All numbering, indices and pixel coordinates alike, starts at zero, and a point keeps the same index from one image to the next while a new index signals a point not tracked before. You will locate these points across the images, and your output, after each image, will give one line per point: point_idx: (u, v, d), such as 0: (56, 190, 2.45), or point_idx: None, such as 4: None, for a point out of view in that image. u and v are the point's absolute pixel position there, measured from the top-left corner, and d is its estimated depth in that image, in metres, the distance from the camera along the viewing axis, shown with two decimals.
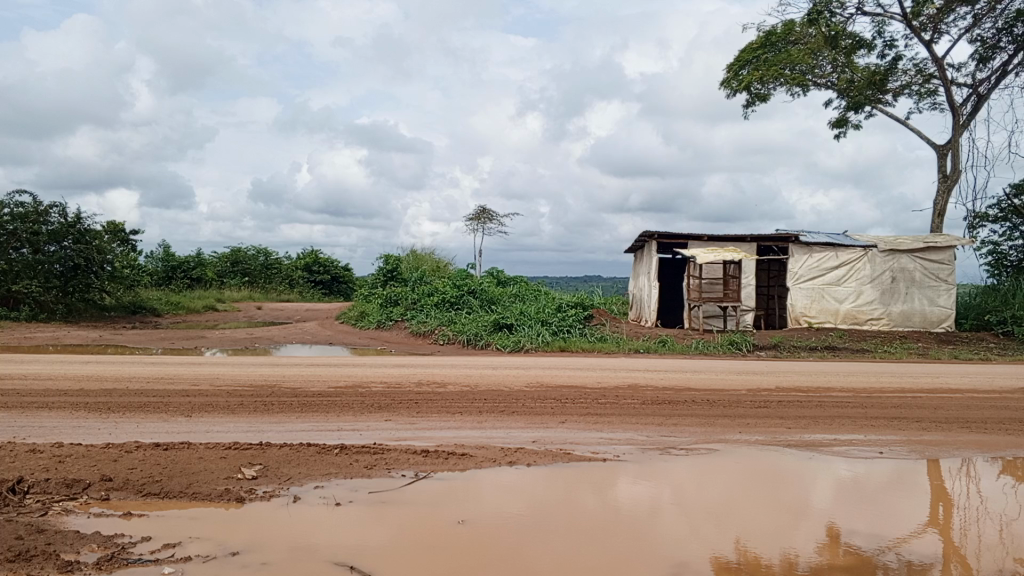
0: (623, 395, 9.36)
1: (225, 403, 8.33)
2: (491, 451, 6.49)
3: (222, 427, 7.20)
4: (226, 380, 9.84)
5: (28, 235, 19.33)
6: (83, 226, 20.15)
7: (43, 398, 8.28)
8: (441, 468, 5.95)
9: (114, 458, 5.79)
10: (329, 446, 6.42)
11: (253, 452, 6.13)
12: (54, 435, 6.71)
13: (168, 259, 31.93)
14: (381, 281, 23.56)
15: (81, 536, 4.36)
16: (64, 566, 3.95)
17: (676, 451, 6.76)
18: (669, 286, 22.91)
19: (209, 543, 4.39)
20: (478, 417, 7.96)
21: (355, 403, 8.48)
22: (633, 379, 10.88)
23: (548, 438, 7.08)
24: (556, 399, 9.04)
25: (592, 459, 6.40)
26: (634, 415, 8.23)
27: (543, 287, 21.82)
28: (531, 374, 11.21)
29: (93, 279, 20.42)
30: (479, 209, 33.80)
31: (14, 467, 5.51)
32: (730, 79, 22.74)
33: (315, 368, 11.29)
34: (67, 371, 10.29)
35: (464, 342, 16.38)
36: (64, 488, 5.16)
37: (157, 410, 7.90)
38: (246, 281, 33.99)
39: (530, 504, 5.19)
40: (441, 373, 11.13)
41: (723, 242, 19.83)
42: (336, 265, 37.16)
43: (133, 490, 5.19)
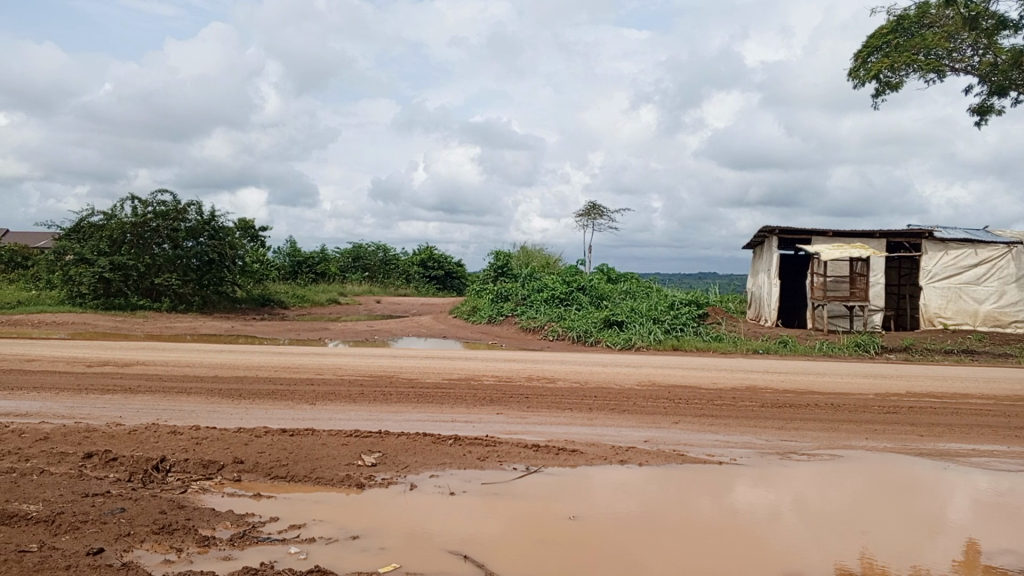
0: (741, 397, 9.07)
1: (347, 392, 8.70)
2: (601, 449, 6.43)
3: (344, 415, 7.52)
4: (348, 371, 10.25)
5: (168, 231, 20.73)
6: (217, 223, 21.52)
7: (182, 384, 8.90)
8: (552, 463, 5.96)
9: (245, 442, 6.13)
10: (443, 436, 6.58)
11: (373, 440, 6.35)
12: (192, 419, 7.19)
13: (295, 255, 33.65)
14: (492, 277, 23.87)
15: (216, 514, 4.64)
16: (202, 541, 4.22)
17: (798, 456, 6.48)
18: (789, 285, 22.01)
19: (331, 526, 4.58)
20: (589, 414, 7.93)
21: (468, 396, 8.64)
22: (751, 380, 10.51)
23: (660, 438, 6.95)
24: (670, 399, 8.87)
25: (707, 461, 6.23)
26: (752, 417, 7.96)
27: (655, 284, 21.46)
28: (643, 372, 11.04)
29: (226, 273, 21.73)
30: (590, 205, 33.62)
31: (157, 447, 5.93)
32: (857, 68, 21.38)
33: (429, 361, 11.56)
34: (203, 359, 11.00)
35: (573, 339, 16.37)
36: (201, 468, 5.51)
37: (284, 397, 8.33)
38: (366, 276, 35.33)
39: (642, 504, 5.11)
40: (551, 369, 11.13)
41: (849, 238, 18.87)
42: (449, 261, 37.98)
43: (262, 472, 5.48)
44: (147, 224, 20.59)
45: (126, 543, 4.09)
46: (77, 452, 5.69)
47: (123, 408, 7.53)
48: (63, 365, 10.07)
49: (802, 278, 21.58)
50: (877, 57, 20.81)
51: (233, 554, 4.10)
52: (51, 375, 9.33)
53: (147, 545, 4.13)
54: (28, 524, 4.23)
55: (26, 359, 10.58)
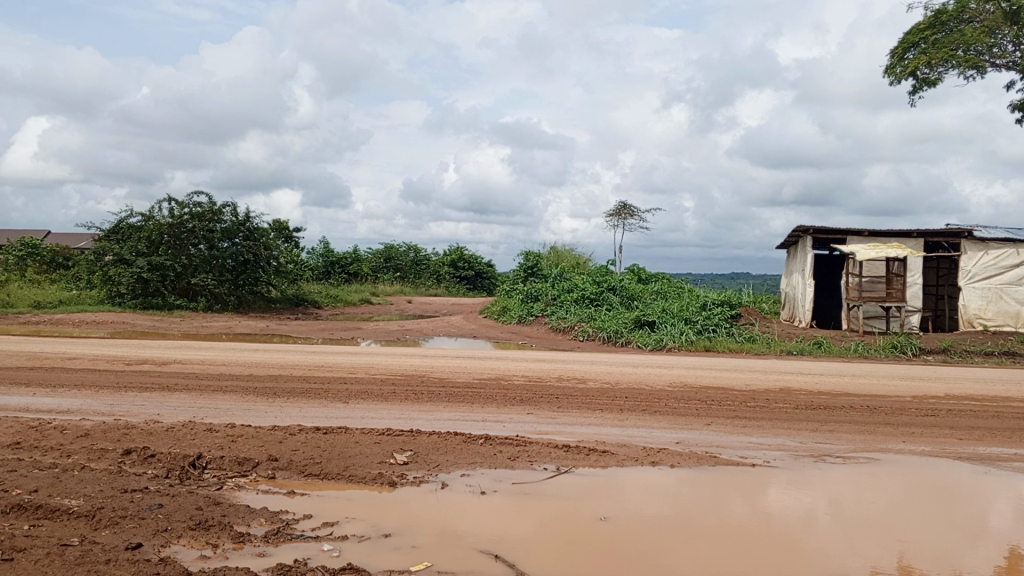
0: (775, 399, 8.97)
1: (379, 391, 8.77)
2: (632, 450, 6.40)
3: (376, 413, 7.58)
4: (380, 370, 10.34)
5: (204, 233, 21.09)
6: (252, 224, 21.87)
7: (218, 382, 9.04)
8: (583, 463, 5.95)
9: (279, 440, 6.21)
10: (474, 436, 6.59)
11: (405, 439, 6.39)
12: (228, 416, 7.31)
13: (327, 255, 34.03)
14: (522, 277, 23.87)
15: (251, 510, 4.71)
16: (237, 537, 4.28)
17: (832, 459, 6.39)
18: (823, 285, 21.69)
19: (364, 524, 4.62)
20: (620, 414, 7.90)
21: (499, 395, 8.65)
22: (785, 382, 10.39)
23: (692, 440, 6.90)
24: (702, 400, 8.80)
25: (740, 463, 6.17)
26: (786, 419, 7.87)
27: (687, 284, 21.30)
28: (674, 373, 10.96)
29: (260, 273, 22.05)
30: (621, 205, 33.48)
31: (194, 444, 6.04)
32: (894, 65, 21.01)
33: (460, 361, 11.59)
34: (239, 358, 11.18)
35: (603, 339, 16.32)
36: (236, 466, 5.60)
37: (317, 396, 8.42)
38: (397, 276, 35.57)
39: (673, 506, 5.08)
40: (581, 369, 11.10)
41: (886, 238, 18.55)
42: (479, 261, 38.10)
43: (295, 470, 5.54)
44: (183, 225, 20.95)
45: (164, 539, 4.16)
46: (116, 449, 5.80)
47: (161, 406, 7.66)
48: (103, 363, 10.29)
49: (837, 278, 21.25)
50: (914, 53, 20.42)
51: (268, 550, 4.16)
52: (92, 373, 9.53)
53: (183, 540, 4.20)
54: (69, 519, 4.33)
55: (67, 357, 10.83)
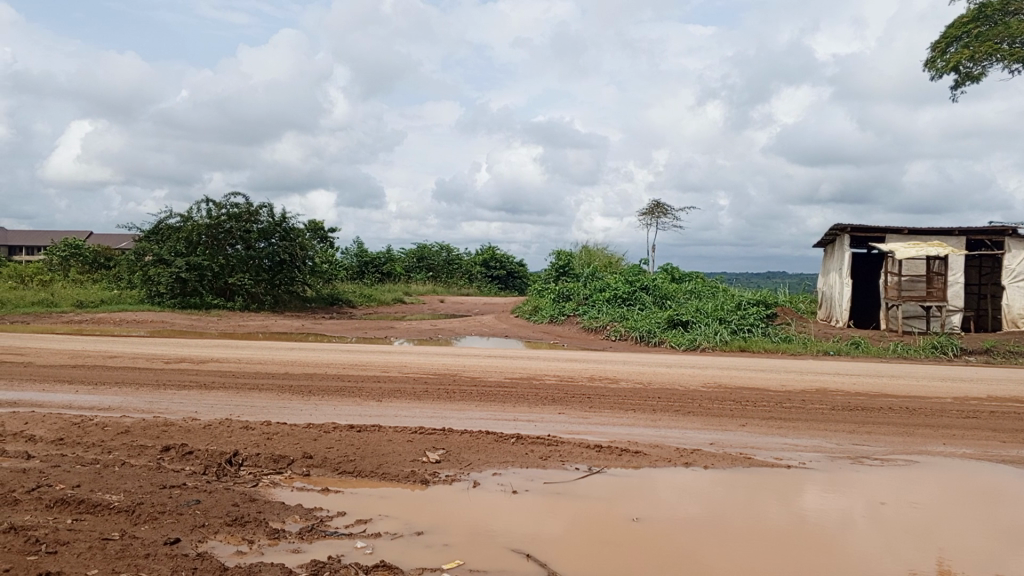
0: (811, 400, 8.83)
1: (412, 390, 8.82)
2: (665, 451, 6.36)
3: (409, 412, 7.63)
4: (412, 369, 10.40)
5: (241, 233, 21.42)
6: (288, 225, 22.16)
7: (253, 381, 9.17)
8: (615, 464, 5.92)
9: (314, 437, 6.28)
10: (506, 435, 6.59)
11: (437, 437, 6.42)
12: (264, 414, 7.42)
13: (361, 255, 34.35)
14: (554, 276, 23.83)
15: (286, 507, 4.77)
16: (272, 533, 4.34)
17: (870, 461, 6.27)
18: (861, 285, 21.30)
19: (397, 521, 4.66)
20: (653, 415, 7.84)
21: (531, 395, 8.65)
22: (821, 382, 10.23)
23: (726, 441, 6.83)
24: (736, 400, 8.69)
25: (775, 465, 6.09)
26: (822, 421, 7.74)
27: (721, 284, 21.08)
28: (708, 373, 10.85)
29: (296, 273, 22.34)
30: (654, 203, 33.26)
31: (231, 441, 6.13)
32: (935, 59, 20.57)
33: (492, 360, 11.61)
34: (274, 357, 11.33)
35: (636, 339, 16.22)
36: (272, 463, 5.67)
37: (351, 394, 8.49)
38: (430, 276, 35.77)
39: (707, 508, 5.03)
40: (614, 369, 11.06)
41: (926, 236, 18.16)
42: (511, 260, 38.14)
43: (330, 467, 5.60)
44: (221, 226, 21.30)
45: (201, 534, 4.24)
46: (156, 446, 5.92)
47: (199, 404, 7.80)
48: (143, 361, 10.51)
49: (876, 277, 20.86)
50: (957, 47, 19.96)
51: (303, 547, 4.21)
52: (132, 370, 9.75)
53: (220, 536, 4.27)
54: (110, 514, 4.42)
55: (108, 355, 11.09)
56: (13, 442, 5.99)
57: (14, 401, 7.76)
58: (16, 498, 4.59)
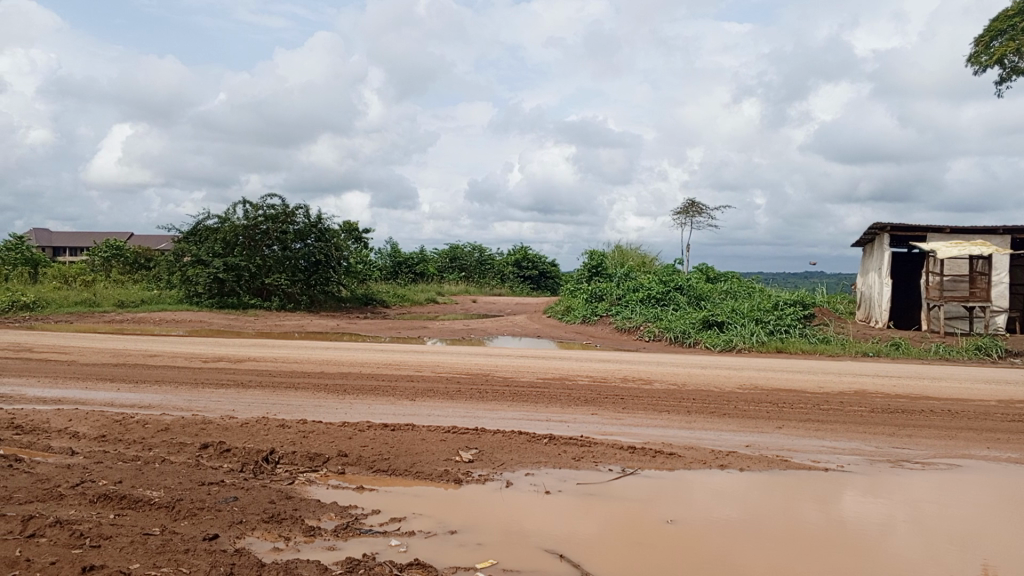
0: (849, 402, 8.68)
1: (445, 389, 8.85)
2: (700, 453, 6.29)
3: (442, 411, 7.66)
4: (445, 368, 10.43)
5: (278, 234, 21.74)
6: (324, 226, 22.43)
7: (290, 380, 9.30)
8: (649, 466, 5.86)
9: (348, 436, 6.33)
10: (539, 435, 6.58)
11: (470, 437, 6.43)
12: (299, 412, 7.51)
13: (395, 255, 34.61)
14: (586, 277, 23.74)
15: (322, 505, 4.82)
16: (308, 531, 4.38)
17: (911, 464, 6.15)
18: (901, 284, 20.87)
19: (430, 520, 4.68)
20: (687, 417, 7.77)
21: (563, 396, 8.63)
22: (859, 384, 10.05)
23: (762, 443, 6.74)
24: (772, 402, 8.58)
25: (812, 467, 6.00)
26: (861, 423, 7.61)
27: (757, 284, 20.81)
28: (744, 375, 10.73)
29: (332, 273, 22.63)
30: (688, 202, 32.96)
31: (267, 439, 6.22)
32: (978, 53, 20.10)
33: (524, 360, 11.62)
34: (309, 356, 11.46)
35: (670, 339, 16.10)
36: (308, 460, 5.73)
37: (385, 393, 8.57)
38: (462, 276, 35.91)
39: (743, 511, 4.96)
40: (647, 370, 10.98)
41: (969, 234, 17.74)
42: (543, 261, 38.10)
43: (364, 466, 5.65)
44: (258, 227, 21.62)
45: (239, 530, 4.30)
46: (194, 443, 6.02)
47: (237, 402, 7.93)
48: (182, 360, 10.71)
49: (916, 277, 20.43)
50: (1001, 41, 19.44)
51: (338, 544, 4.25)
52: (172, 369, 9.95)
53: (257, 532, 4.32)
54: (151, 509, 4.51)
55: (148, 353, 11.34)
56: (57, 438, 6.13)
57: (59, 399, 7.96)
58: (61, 492, 4.71)
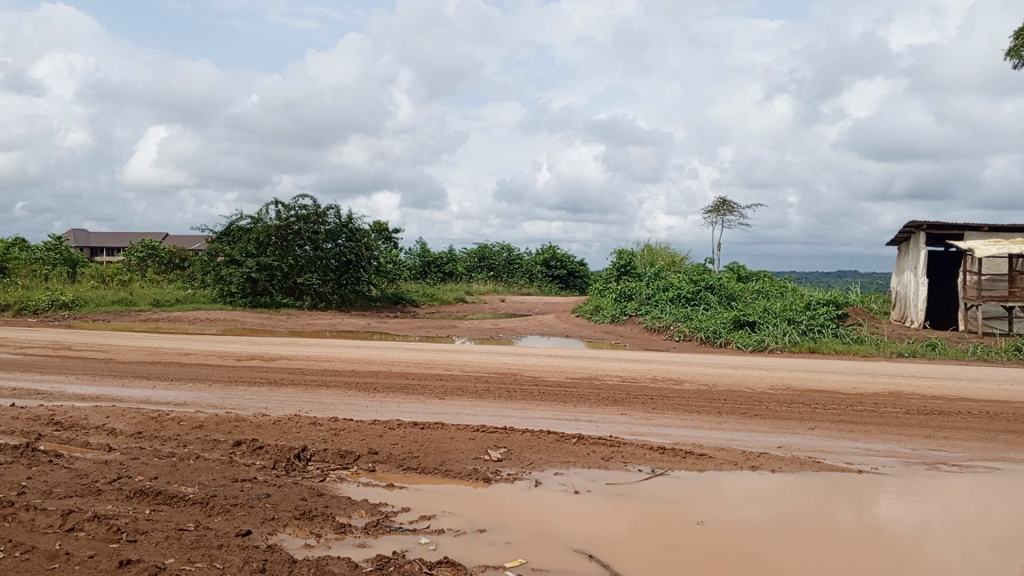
0: (884, 403, 8.54)
1: (474, 388, 8.87)
2: (732, 454, 6.23)
3: (471, 410, 7.68)
4: (474, 368, 10.46)
5: (309, 234, 22.00)
6: (354, 226, 22.61)
7: (321, 378, 9.40)
8: (679, 467, 5.82)
9: (379, 434, 6.38)
10: (568, 435, 6.57)
11: (499, 436, 6.44)
12: (331, 410, 7.58)
13: (424, 255, 34.82)
14: (615, 276, 23.63)
15: (352, 502, 4.86)
16: (339, 528, 4.42)
17: (947, 467, 6.03)
18: (938, 284, 20.46)
19: (460, 518, 4.70)
20: (718, 417, 7.70)
21: (592, 395, 8.60)
22: (894, 385, 9.88)
23: (794, 444, 6.66)
24: (804, 403, 8.47)
25: (846, 469, 5.91)
26: (896, 425, 7.48)
27: (789, 283, 20.54)
28: (776, 375, 10.60)
29: (362, 273, 22.80)
30: (719, 201, 32.67)
31: (299, 437, 6.29)
32: (1018, 48, 19.67)
33: (553, 360, 11.59)
34: (341, 355, 11.58)
35: (701, 339, 15.97)
36: (339, 458, 5.79)
37: (415, 392, 8.61)
38: (491, 275, 36.01)
39: (775, 513, 4.90)
40: (677, 370, 10.92)
41: (1009, 232, 17.35)
42: (572, 260, 38.02)
43: (395, 463, 5.69)
44: (290, 228, 21.89)
45: (271, 527, 4.35)
46: (228, 441, 6.10)
47: (269, 400, 8.02)
48: (216, 359, 10.88)
49: (953, 276, 20.03)
50: None
51: (368, 542, 4.28)
52: (206, 367, 10.10)
53: (289, 529, 4.37)
54: (185, 505, 4.59)
55: (184, 352, 11.54)
56: (95, 434, 6.26)
57: (98, 396, 8.12)
58: (99, 488, 4.81)
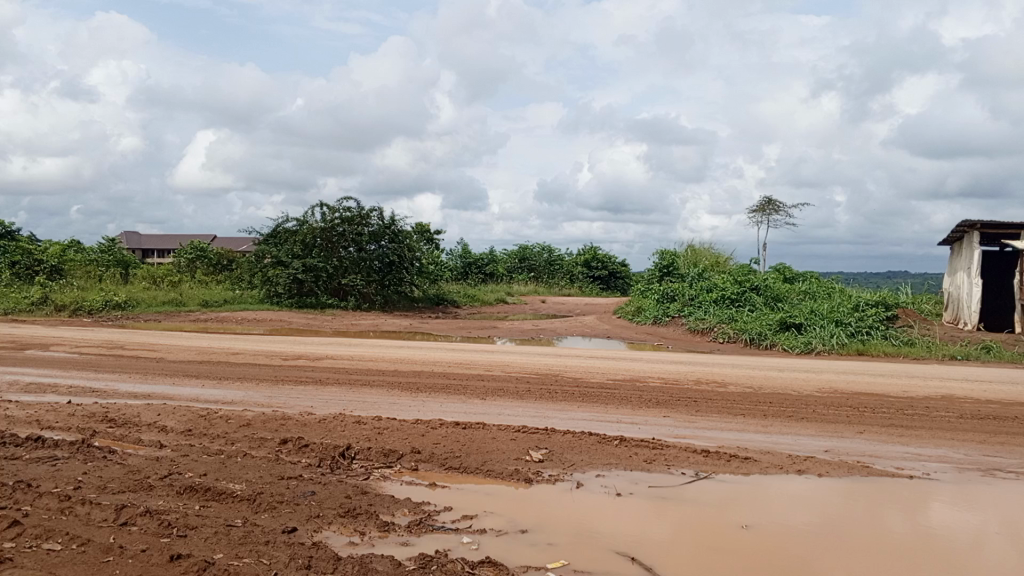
0: (937, 407, 8.31)
1: (515, 389, 8.89)
2: (777, 457, 6.14)
3: (512, 410, 7.69)
4: (516, 368, 10.50)
5: (354, 236, 22.32)
6: (397, 227, 22.97)
7: (365, 377, 9.52)
8: (723, 470, 5.75)
9: (422, 433, 6.44)
10: (610, 437, 6.54)
11: (540, 437, 6.45)
12: (375, 409, 7.66)
13: (466, 256, 35.06)
14: (657, 277, 23.46)
15: (396, 501, 4.91)
16: (383, 526, 4.47)
17: (1003, 474, 5.84)
18: (994, 284, 19.83)
19: (502, 518, 4.71)
20: (764, 420, 7.59)
21: (634, 397, 8.55)
22: (948, 389, 9.60)
23: (843, 449, 6.52)
24: (853, 407, 8.28)
25: (896, 475, 5.77)
26: (949, 429, 7.27)
27: (837, 284, 20.11)
28: (823, 378, 10.39)
29: (405, 274, 23.00)
30: (765, 201, 32.18)
31: (344, 435, 6.37)
32: None
33: (595, 361, 11.57)
34: (384, 355, 11.72)
35: (746, 342, 15.75)
36: (382, 457, 5.85)
37: (456, 392, 8.66)
38: (532, 276, 36.06)
39: (822, 517, 4.82)
40: (721, 372, 10.79)
41: None
42: (614, 261, 37.81)
43: (437, 462, 5.73)
44: (335, 230, 22.24)
45: (316, 524, 4.42)
46: (275, 438, 6.21)
47: (315, 399, 8.15)
48: (264, 358, 11.12)
49: (1010, 276, 19.39)
50: None
51: (411, 540, 4.32)
52: (254, 366, 10.31)
53: (334, 526, 4.43)
54: (233, 501, 4.69)
55: (232, 351, 11.81)
56: (148, 431, 6.43)
57: (149, 394, 8.36)
58: (150, 483, 4.94)
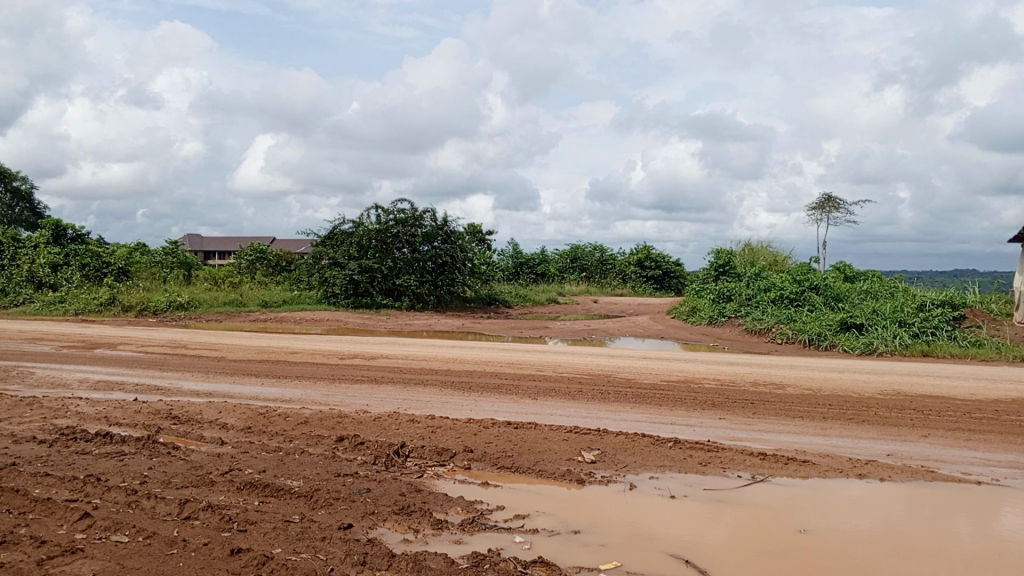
0: (1008, 411, 7.98)
1: (568, 389, 8.86)
2: (836, 461, 5.99)
3: (565, 411, 7.68)
4: (568, 368, 10.47)
5: (408, 237, 22.62)
6: (450, 228, 23.20)
7: (419, 376, 9.61)
8: (781, 473, 5.63)
9: (475, 432, 6.47)
10: (663, 439, 6.46)
11: (593, 437, 6.42)
12: (428, 408, 7.73)
13: (518, 256, 35.18)
14: (712, 276, 23.11)
15: (449, 499, 4.94)
16: (436, 524, 4.51)
17: None
18: None
19: (554, 518, 4.70)
20: (822, 423, 7.40)
21: (689, 399, 8.43)
22: (1019, 392, 9.21)
23: (905, 452, 6.33)
24: (917, 410, 8.01)
25: (963, 480, 5.57)
26: (1021, 434, 6.97)
27: (900, 283, 19.50)
28: (886, 380, 10.10)
29: (457, 274, 23.18)
30: (824, 198, 31.42)
31: (398, 433, 6.45)
32: None
33: (648, 362, 11.47)
34: (437, 354, 11.82)
35: (805, 342, 15.40)
36: (436, 455, 5.91)
37: (509, 392, 8.67)
38: (584, 276, 35.93)
39: (884, 522, 4.68)
40: (778, 373, 10.58)
41: None
42: (667, 260, 37.37)
43: (489, 462, 5.75)
44: (389, 231, 22.60)
45: (371, 521, 4.48)
46: (331, 436, 6.32)
47: (370, 397, 8.25)
48: (321, 357, 11.34)
49: None
50: None
51: (464, 538, 4.35)
52: (312, 365, 10.51)
53: (388, 523, 4.49)
54: (291, 497, 4.79)
55: (290, 351, 12.06)
56: (209, 428, 6.62)
57: (211, 392, 8.58)
58: (212, 479, 5.08)
